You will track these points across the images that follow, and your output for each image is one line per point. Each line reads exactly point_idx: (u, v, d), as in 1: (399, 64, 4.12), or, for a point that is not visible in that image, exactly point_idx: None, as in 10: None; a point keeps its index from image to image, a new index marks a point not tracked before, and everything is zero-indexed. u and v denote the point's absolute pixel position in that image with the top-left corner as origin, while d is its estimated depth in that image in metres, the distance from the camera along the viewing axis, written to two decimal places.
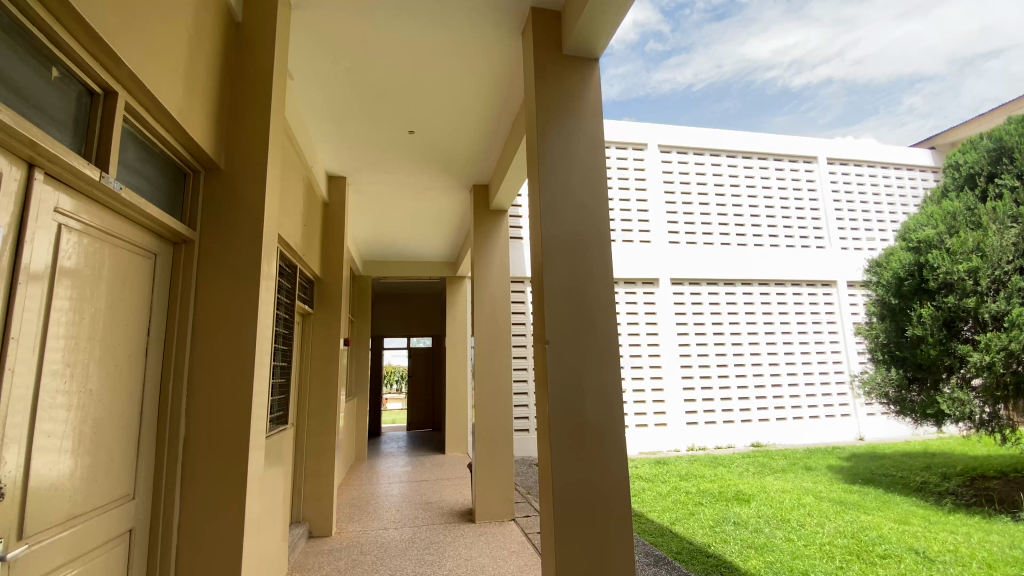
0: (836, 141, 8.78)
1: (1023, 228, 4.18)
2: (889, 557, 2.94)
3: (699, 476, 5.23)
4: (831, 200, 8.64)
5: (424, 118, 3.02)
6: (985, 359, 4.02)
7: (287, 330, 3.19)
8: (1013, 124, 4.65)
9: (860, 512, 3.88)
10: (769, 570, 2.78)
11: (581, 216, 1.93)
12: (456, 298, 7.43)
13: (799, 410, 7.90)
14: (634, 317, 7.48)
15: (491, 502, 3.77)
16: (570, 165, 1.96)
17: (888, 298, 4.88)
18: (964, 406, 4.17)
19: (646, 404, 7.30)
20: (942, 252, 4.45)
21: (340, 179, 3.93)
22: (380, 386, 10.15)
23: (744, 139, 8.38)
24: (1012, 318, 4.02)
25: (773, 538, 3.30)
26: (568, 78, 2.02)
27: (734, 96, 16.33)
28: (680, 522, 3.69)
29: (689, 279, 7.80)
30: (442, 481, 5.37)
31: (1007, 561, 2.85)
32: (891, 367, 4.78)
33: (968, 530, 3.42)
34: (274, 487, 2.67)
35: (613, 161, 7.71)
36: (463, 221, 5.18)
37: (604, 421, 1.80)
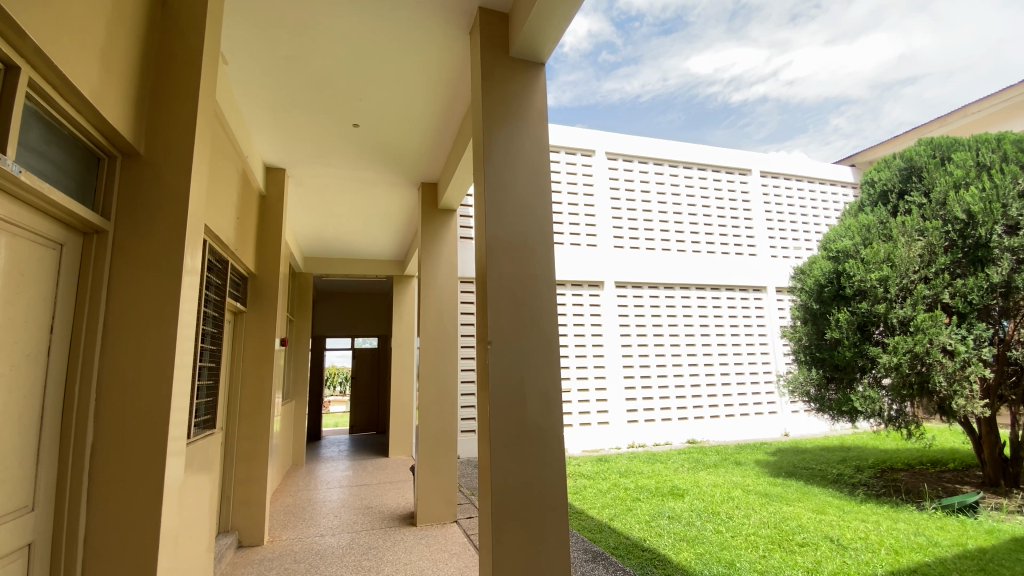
0: (768, 156, 9.36)
1: (928, 241, 4.57)
2: (807, 545, 3.16)
3: (637, 473, 5.40)
4: (763, 211, 9.21)
5: (369, 112, 2.94)
6: (893, 360, 4.37)
7: (216, 329, 3.01)
8: (922, 146, 5.11)
9: (783, 503, 4.14)
10: (699, 561, 2.90)
11: (526, 219, 1.94)
12: (403, 297, 7.29)
13: (731, 407, 8.34)
14: (580, 319, 7.61)
15: (433, 505, 3.73)
16: (515, 166, 1.97)
17: (810, 303, 5.28)
18: (873, 403, 4.55)
19: (589, 403, 7.44)
20: (857, 262, 4.81)
21: (279, 171, 3.75)
22: (321, 388, 9.78)
23: (685, 150, 8.75)
24: (917, 324, 4.35)
25: (704, 530, 3.46)
26: (514, 80, 2.03)
27: (677, 109, 16.70)
28: (618, 518, 3.80)
29: (633, 283, 8.05)
30: (385, 485, 5.25)
31: (912, 547, 3.09)
32: (811, 367, 5.17)
33: (877, 519, 3.72)
34: (197, 496, 2.49)
35: (562, 165, 7.84)
36: (410, 218, 5.09)
37: (545, 421, 1.82)
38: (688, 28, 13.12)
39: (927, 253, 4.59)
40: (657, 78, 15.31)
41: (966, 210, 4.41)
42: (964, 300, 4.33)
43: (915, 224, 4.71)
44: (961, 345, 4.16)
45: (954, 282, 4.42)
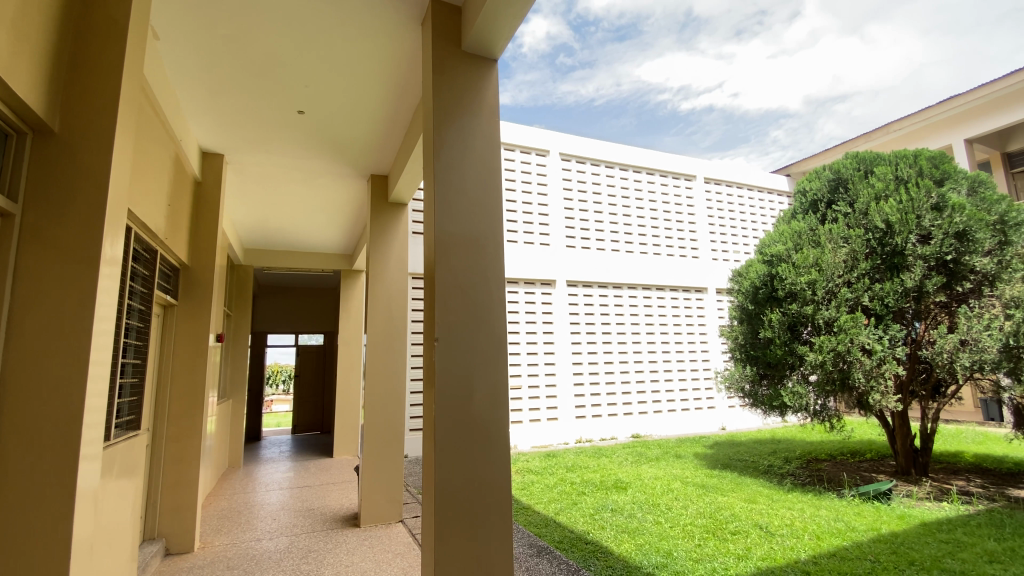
0: (711, 163, 9.82)
1: (851, 247, 4.92)
2: (738, 532, 3.34)
3: (583, 467, 5.52)
4: (706, 215, 9.65)
5: (314, 98, 2.83)
6: (819, 358, 4.68)
7: (142, 323, 2.81)
8: (849, 159, 5.49)
9: (718, 494, 4.35)
10: (639, 552, 3.00)
11: (476, 215, 1.92)
12: (351, 293, 7.08)
13: (673, 403, 8.68)
14: (531, 316, 7.68)
15: (378, 505, 3.66)
16: (466, 162, 1.95)
17: (746, 303, 5.56)
18: (800, 398, 4.87)
19: (539, 400, 7.50)
20: (789, 265, 5.11)
21: (216, 157, 3.55)
22: (261, 386, 9.34)
23: (635, 154, 9.03)
24: (840, 324, 4.69)
25: (644, 521, 3.58)
26: (466, 75, 2.01)
27: (631, 113, 16.80)
28: (564, 511, 3.87)
29: (584, 282, 8.20)
30: (328, 486, 5.10)
31: (832, 532, 3.32)
32: (746, 364, 5.46)
33: (802, 506, 3.98)
34: (117, 502, 2.31)
35: (517, 163, 7.88)
36: (358, 211, 4.94)
37: (492, 418, 1.82)
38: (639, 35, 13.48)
39: (850, 259, 4.95)
40: (610, 84, 15.38)
41: (885, 220, 4.80)
42: (882, 303, 4.71)
43: (840, 232, 5.06)
44: (878, 344, 4.51)
45: (873, 286, 4.78)
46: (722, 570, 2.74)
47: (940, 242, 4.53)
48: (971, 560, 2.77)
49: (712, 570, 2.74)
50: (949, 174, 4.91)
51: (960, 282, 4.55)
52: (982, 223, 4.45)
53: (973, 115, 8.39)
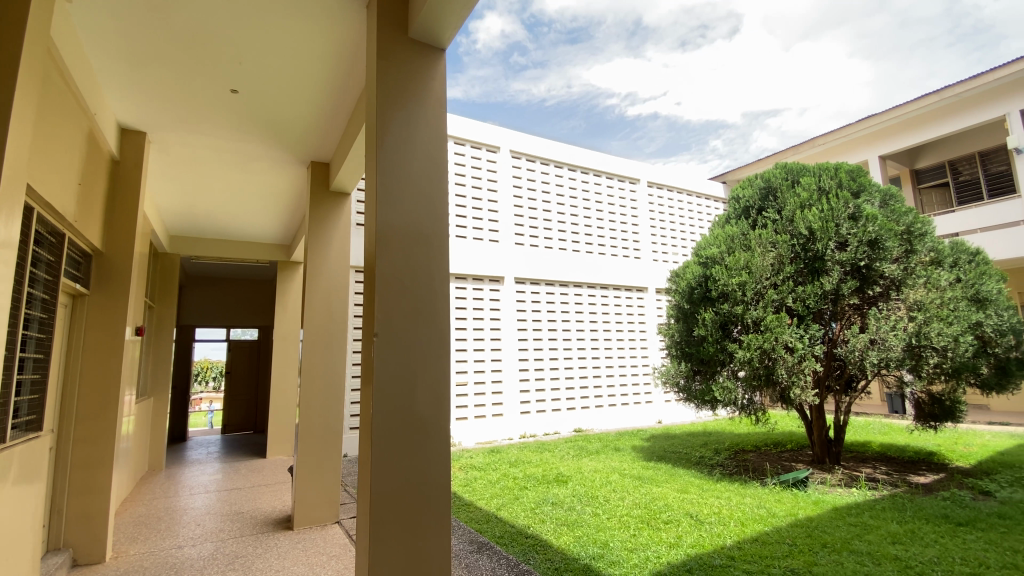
0: (655, 168, 10.20)
1: (778, 252, 5.25)
2: (670, 522, 3.49)
3: (526, 462, 5.58)
4: (648, 218, 10.02)
5: (249, 77, 2.67)
6: (747, 355, 4.97)
7: (46, 314, 2.54)
8: (778, 169, 5.85)
9: (653, 485, 4.53)
10: (577, 544, 3.07)
11: (420, 208, 1.87)
12: (288, 285, 6.76)
13: (614, 397, 8.96)
14: (479, 313, 7.66)
15: (312, 507, 3.52)
16: (411, 153, 1.89)
17: (682, 302, 5.81)
18: (730, 393, 5.17)
19: (485, 397, 7.49)
20: (722, 267, 5.39)
21: (137, 135, 3.27)
22: (188, 384, 8.74)
23: (583, 156, 9.23)
24: (766, 323, 5.01)
25: (583, 514, 3.66)
26: (412, 64, 1.96)
27: (580, 117, 17.12)
28: (505, 507, 3.88)
29: (531, 280, 8.27)
30: (260, 488, 4.85)
31: (754, 518, 3.54)
32: (681, 361, 5.72)
33: (730, 495, 4.21)
34: (15, 511, 2.09)
35: (467, 158, 7.82)
36: (297, 200, 4.72)
37: (433, 414, 1.78)
38: (591, 40, 13.66)
39: (777, 263, 5.28)
40: (562, 85, 15.77)
41: (808, 227, 5.14)
42: (803, 304, 5.06)
43: (768, 237, 5.38)
44: (799, 342, 4.84)
45: (796, 288, 5.13)
46: (655, 558, 2.85)
47: (855, 249, 4.91)
48: (877, 541, 3.03)
49: (646, 558, 2.84)
50: (864, 187, 5.32)
51: (871, 286, 4.95)
52: (891, 232, 4.86)
53: (889, 133, 9.24)
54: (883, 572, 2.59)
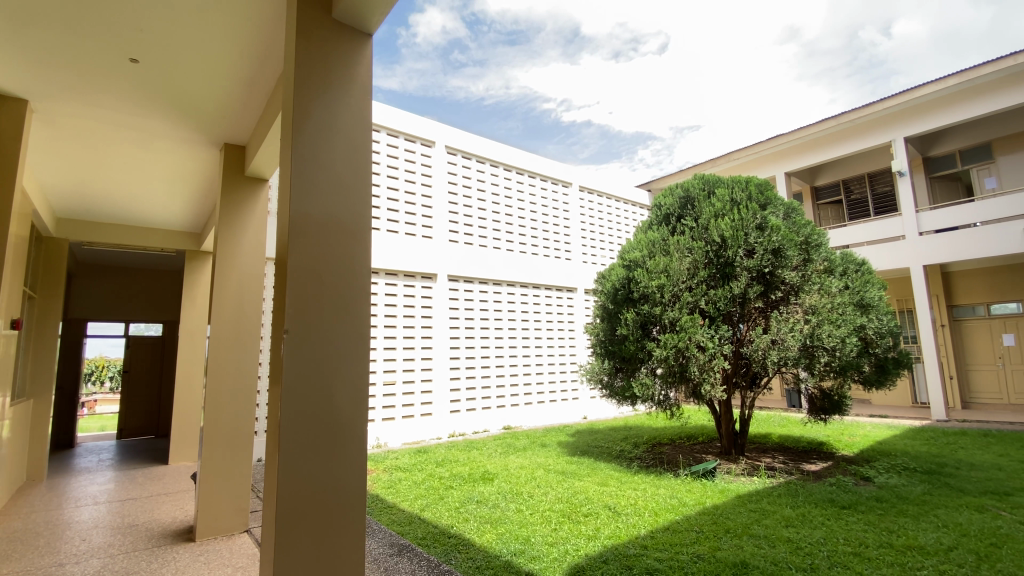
0: (586, 172, 10.55)
1: (693, 256, 5.57)
2: (590, 514, 3.60)
3: (453, 461, 5.53)
4: (579, 220, 10.35)
5: (153, 47, 2.44)
6: (664, 353, 5.25)
7: None
8: (696, 180, 6.21)
9: (576, 479, 4.65)
10: (500, 541, 3.08)
11: (340, 198, 1.78)
12: (197, 277, 6.25)
13: (542, 394, 9.13)
14: (410, 310, 7.48)
15: (216, 516, 3.27)
16: (331, 141, 1.80)
17: (607, 302, 6.02)
18: (648, 389, 5.43)
19: (414, 396, 7.32)
20: (644, 270, 5.65)
21: (16, 102, 2.89)
22: (76, 384, 7.83)
23: (519, 157, 9.33)
24: (681, 323, 5.31)
25: (506, 511, 3.68)
26: (335, 48, 1.86)
27: (517, 118, 17.09)
28: (429, 507, 3.82)
29: (464, 278, 8.22)
30: (159, 497, 4.43)
31: (666, 508, 3.74)
32: (605, 359, 5.94)
33: (646, 486, 4.41)
34: None
35: (401, 150, 7.61)
36: (208, 185, 4.37)
37: (350, 414, 1.70)
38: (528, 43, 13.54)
39: (693, 267, 5.60)
40: (500, 85, 15.75)
41: (721, 235, 5.50)
42: (714, 306, 5.41)
43: (685, 243, 5.69)
44: (710, 342, 5.18)
45: (708, 292, 5.47)
46: (573, 551, 2.92)
47: (760, 257, 5.32)
48: (772, 525, 3.30)
49: (564, 552, 2.91)
50: (770, 200, 5.80)
51: (774, 291, 5.39)
52: (791, 243, 5.31)
53: (793, 152, 10.18)
54: (777, 553, 2.82)
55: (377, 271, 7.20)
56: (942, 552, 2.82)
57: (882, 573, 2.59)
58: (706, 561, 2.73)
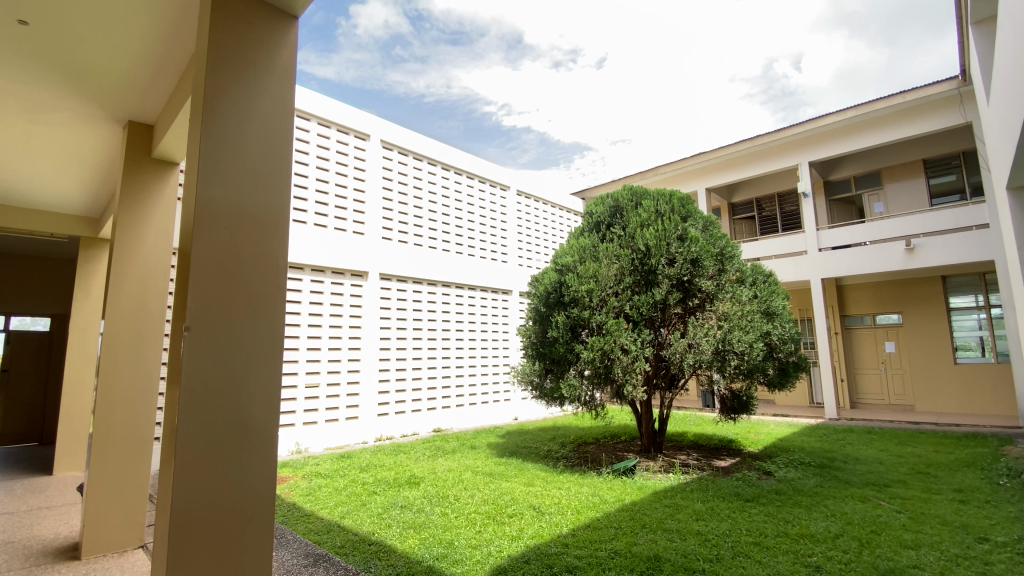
0: (524, 177, 10.74)
1: (621, 263, 5.80)
2: (515, 514, 3.63)
3: (378, 466, 5.37)
4: (515, 223, 10.52)
5: (45, 8, 2.19)
6: (590, 355, 5.42)
7: None
8: (626, 192, 6.46)
9: (502, 480, 4.67)
10: (422, 546, 3.03)
11: (255, 186, 1.67)
12: (92, 267, 5.62)
13: (474, 396, 9.12)
14: (337, 308, 7.18)
15: (106, 531, 2.97)
16: (246, 126, 1.68)
17: (539, 305, 6.12)
18: (576, 390, 5.59)
19: (339, 398, 7.05)
20: (575, 275, 5.80)
21: None
22: None
23: (457, 157, 9.29)
24: (607, 326, 5.51)
25: (431, 515, 3.63)
26: (254, 27, 1.75)
27: (457, 118, 14.74)
28: (349, 514, 3.68)
29: (397, 277, 8.03)
30: (40, 511, 3.95)
31: (588, 506, 3.85)
32: (535, 361, 6.04)
33: (570, 485, 4.52)
34: None
35: (333, 141, 7.32)
36: (109, 165, 3.96)
37: (261, 420, 1.60)
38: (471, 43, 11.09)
39: (619, 274, 5.82)
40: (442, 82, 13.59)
41: (645, 244, 5.76)
42: (638, 311, 5.65)
43: (613, 250, 5.91)
44: (633, 345, 5.41)
45: (632, 297, 5.71)
46: (497, 552, 2.93)
47: (680, 265, 5.62)
48: (684, 518, 3.50)
49: (488, 554, 2.91)
50: (691, 214, 6.17)
51: (692, 298, 5.71)
52: (708, 253, 5.66)
53: (714, 169, 10.95)
54: (687, 546, 2.98)
55: (302, 266, 6.85)
56: (830, 539, 3.12)
57: (777, 559, 2.81)
58: (623, 555, 2.84)
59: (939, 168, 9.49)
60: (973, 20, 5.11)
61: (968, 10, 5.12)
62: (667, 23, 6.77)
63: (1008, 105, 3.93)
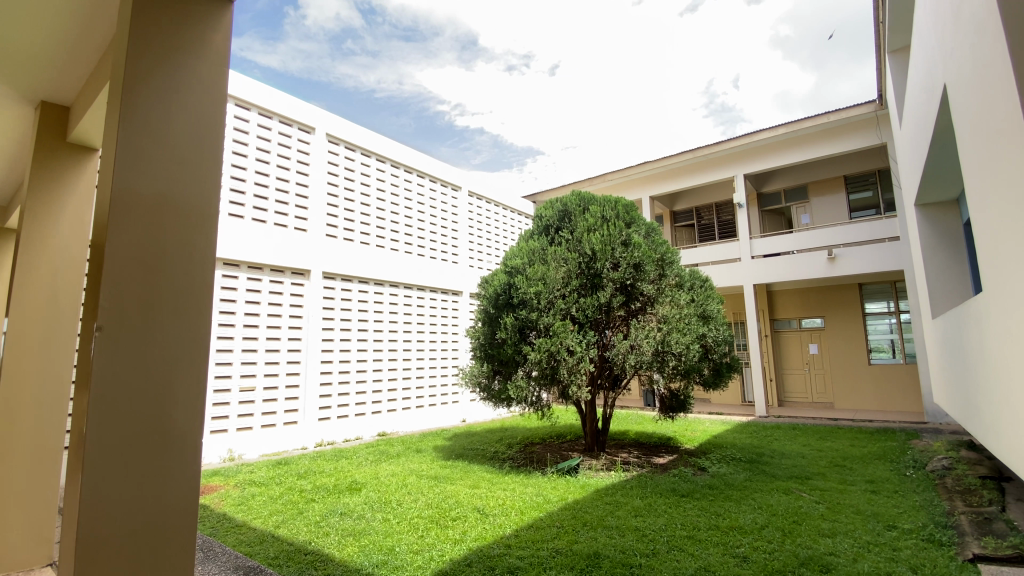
0: (476, 178, 10.71)
1: (568, 266, 5.90)
2: (459, 517, 3.61)
3: (317, 472, 5.18)
4: (467, 224, 10.49)
5: None
6: (538, 356, 5.47)
7: None
8: (574, 197, 6.57)
9: (447, 483, 4.64)
10: (362, 553, 2.95)
11: (182, 176, 1.57)
12: None
13: (422, 399, 8.99)
14: (276, 308, 6.88)
15: (8, 550, 2.71)
16: (172, 111, 1.58)
17: (488, 307, 6.10)
18: (523, 391, 5.64)
19: (277, 402, 6.75)
20: (524, 277, 5.83)
21: None
22: None
23: (408, 155, 9.13)
24: (553, 328, 5.59)
25: (371, 521, 3.54)
26: (184, 7, 1.64)
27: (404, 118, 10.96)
28: (284, 524, 3.52)
29: (342, 276, 7.79)
30: None
31: (531, 506, 3.88)
32: (483, 362, 6.05)
33: (514, 486, 4.55)
34: None
35: (274, 133, 7.03)
36: (18, 147, 3.61)
37: (185, 424, 1.51)
38: (432, 37, 6.85)
39: (566, 277, 5.92)
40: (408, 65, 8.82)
41: (592, 248, 5.89)
42: (583, 313, 5.78)
43: (561, 254, 5.99)
44: (578, 346, 5.52)
45: (579, 300, 5.83)
46: (438, 557, 2.90)
47: (624, 270, 5.80)
48: (623, 515, 3.61)
49: (429, 558, 2.87)
50: (634, 220, 6.38)
51: (634, 301, 5.91)
52: (650, 259, 5.89)
53: (660, 177, 11.49)
54: (625, 542, 3.07)
55: (238, 263, 6.52)
56: (756, 530, 3.31)
57: (709, 551, 2.95)
58: (564, 554, 2.88)
59: (858, 184, 10.31)
60: (889, 49, 5.63)
61: (885, 40, 5.64)
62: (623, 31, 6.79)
63: (917, 127, 4.32)
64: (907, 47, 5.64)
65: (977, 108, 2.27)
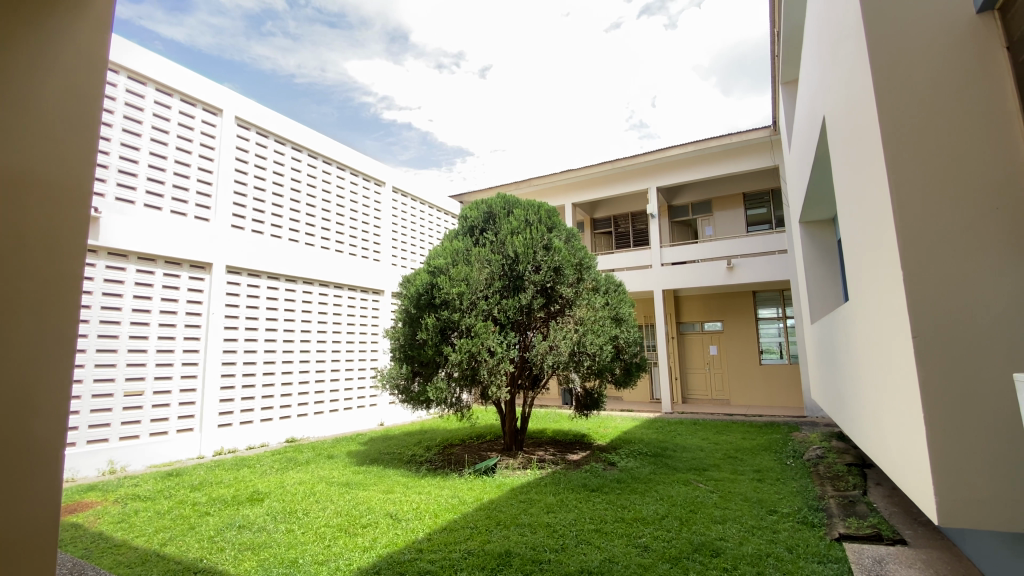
0: (401, 175, 10.47)
1: (491, 268, 5.93)
2: (369, 524, 3.50)
3: (213, 483, 4.77)
4: (390, 221, 10.22)
5: None
6: (458, 357, 5.45)
7: None
8: (499, 199, 6.64)
9: (359, 490, 4.47)
10: (260, 568, 2.77)
11: (52, 155, 1.40)
12: None
13: (336, 401, 8.63)
14: (171, 304, 6.28)
15: None
16: (40, 81, 1.39)
17: (409, 307, 5.97)
18: (442, 392, 5.61)
19: (170, 407, 6.17)
20: (447, 278, 5.75)
21: None
22: None
23: (327, 146, 8.74)
24: (474, 329, 5.60)
25: (274, 533, 3.34)
26: None
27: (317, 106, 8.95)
28: (172, 541, 3.22)
29: (248, 271, 7.27)
30: None
31: (446, 508, 3.85)
32: (403, 363, 5.94)
33: (429, 489, 4.49)
34: None
35: (173, 112, 6.43)
36: None
37: (45, 432, 1.34)
38: (359, 29, 6.23)
39: (489, 278, 5.95)
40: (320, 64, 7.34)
41: (514, 250, 5.97)
42: (505, 314, 5.83)
43: (485, 255, 6.03)
44: (499, 347, 5.58)
45: (500, 301, 5.87)
46: (345, 566, 2.79)
47: (545, 273, 5.93)
48: (536, 512, 3.69)
49: (335, 568, 2.76)
50: (556, 225, 6.56)
51: (553, 303, 6.07)
52: (569, 263, 6.09)
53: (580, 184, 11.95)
54: (536, 538, 3.15)
55: (126, 253, 5.87)
56: (657, 520, 3.52)
57: (613, 543, 3.09)
58: (475, 555, 2.89)
59: (755, 200, 11.33)
60: (782, 81, 6.26)
61: (779, 71, 6.27)
62: (551, 41, 6.97)
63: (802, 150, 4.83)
64: (796, 81, 6.31)
65: (846, 138, 2.59)
